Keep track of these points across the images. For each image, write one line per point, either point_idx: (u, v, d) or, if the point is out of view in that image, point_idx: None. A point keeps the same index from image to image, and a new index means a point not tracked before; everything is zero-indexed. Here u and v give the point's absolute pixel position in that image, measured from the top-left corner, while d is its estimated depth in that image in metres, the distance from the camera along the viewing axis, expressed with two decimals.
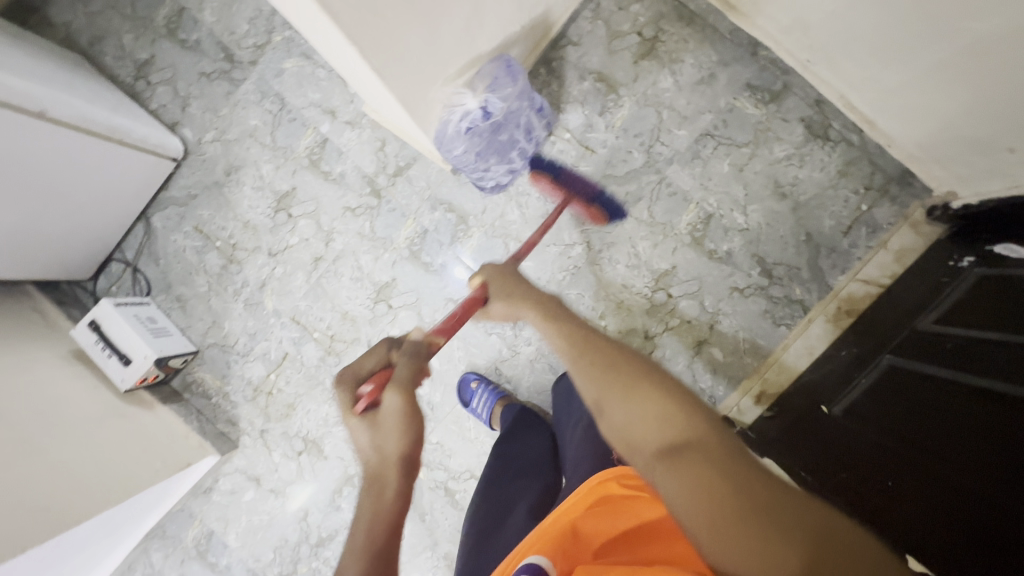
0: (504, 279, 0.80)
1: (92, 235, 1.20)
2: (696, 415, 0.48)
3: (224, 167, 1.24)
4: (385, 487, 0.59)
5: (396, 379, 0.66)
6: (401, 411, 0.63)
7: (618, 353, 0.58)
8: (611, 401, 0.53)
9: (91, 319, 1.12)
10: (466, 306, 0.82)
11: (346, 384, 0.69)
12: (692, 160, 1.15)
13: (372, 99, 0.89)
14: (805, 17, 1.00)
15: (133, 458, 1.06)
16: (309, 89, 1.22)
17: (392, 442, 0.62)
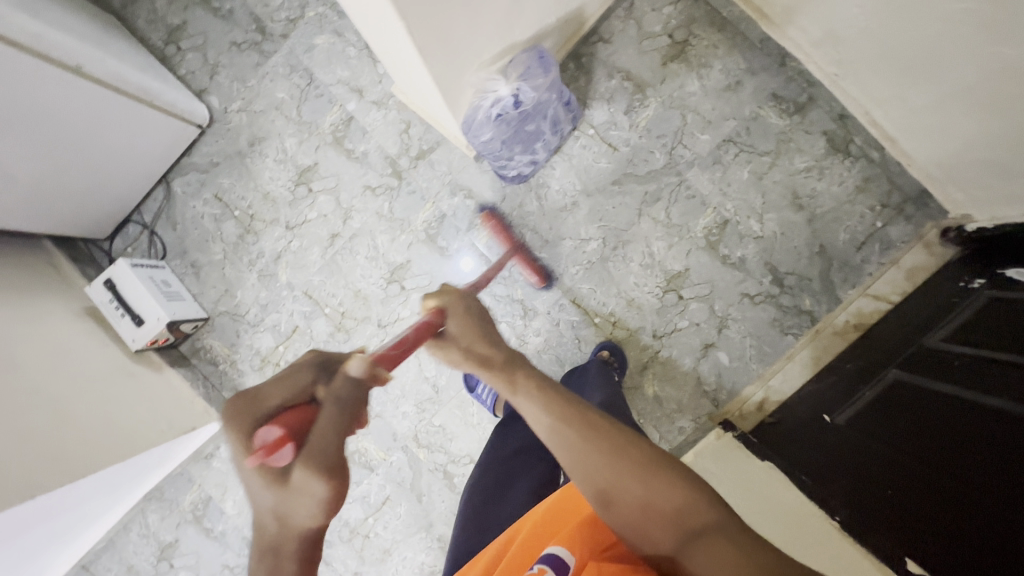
0: (460, 313, 0.67)
1: (113, 194, 1.21)
2: (700, 499, 0.51)
3: (248, 137, 1.25)
4: (284, 561, 0.47)
5: (314, 442, 0.45)
6: (318, 492, 0.44)
7: (608, 428, 0.57)
8: (622, 490, 0.53)
9: (106, 278, 1.13)
10: (421, 329, 0.66)
11: (240, 417, 0.47)
12: (713, 164, 1.16)
13: (407, 78, 0.89)
14: (837, 31, 1.01)
15: (140, 417, 1.07)
16: (338, 67, 1.22)
17: (301, 512, 0.46)
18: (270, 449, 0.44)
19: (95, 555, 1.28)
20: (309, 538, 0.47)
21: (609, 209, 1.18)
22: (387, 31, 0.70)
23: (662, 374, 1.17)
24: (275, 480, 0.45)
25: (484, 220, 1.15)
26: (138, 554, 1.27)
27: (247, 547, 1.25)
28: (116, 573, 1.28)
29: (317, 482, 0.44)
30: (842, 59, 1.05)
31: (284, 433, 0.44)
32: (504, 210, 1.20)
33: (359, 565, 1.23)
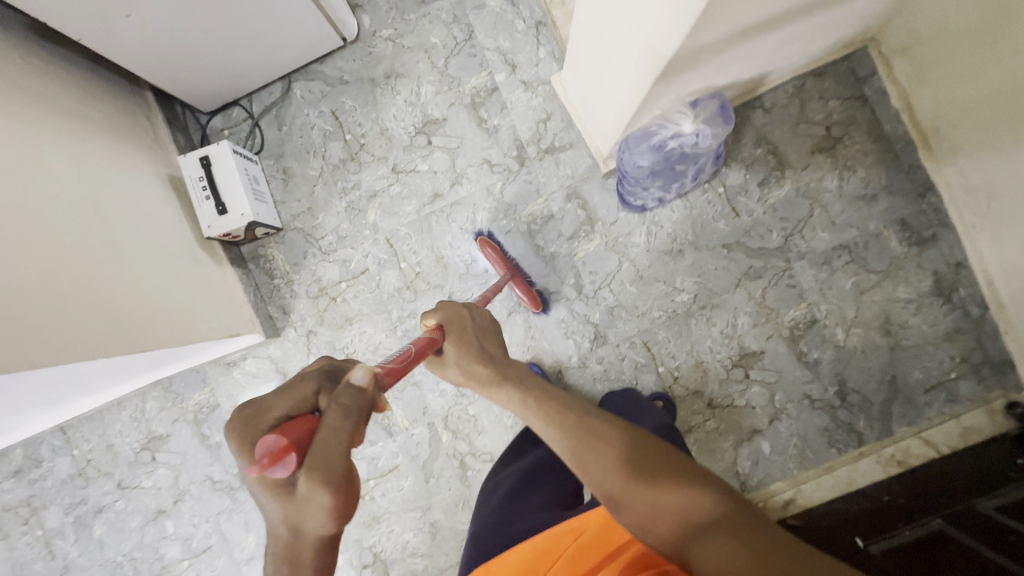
0: (461, 338, 0.68)
1: (235, 73, 1.15)
2: (698, 494, 0.53)
3: (387, 69, 1.20)
4: (302, 568, 0.49)
5: (315, 451, 0.48)
6: (324, 492, 0.47)
7: (612, 432, 0.58)
8: (623, 492, 0.55)
9: (204, 154, 1.08)
10: (422, 347, 0.67)
11: (253, 431, 0.50)
12: (822, 263, 1.16)
13: (609, 77, 0.87)
14: (994, 187, 1.01)
15: (196, 306, 1.00)
16: (501, 34, 1.19)
17: (314, 523, 0.47)
18: (271, 460, 0.46)
19: (77, 422, 1.21)
20: (324, 547, 0.49)
21: (710, 269, 1.17)
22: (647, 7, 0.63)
23: (703, 442, 1.17)
24: (282, 488, 0.47)
25: (478, 247, 1.14)
26: (122, 436, 1.21)
27: (237, 467, 1.20)
28: (93, 447, 1.21)
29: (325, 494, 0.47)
30: (987, 212, 1.05)
31: (291, 439, 0.47)
32: (611, 233, 1.18)
33: None
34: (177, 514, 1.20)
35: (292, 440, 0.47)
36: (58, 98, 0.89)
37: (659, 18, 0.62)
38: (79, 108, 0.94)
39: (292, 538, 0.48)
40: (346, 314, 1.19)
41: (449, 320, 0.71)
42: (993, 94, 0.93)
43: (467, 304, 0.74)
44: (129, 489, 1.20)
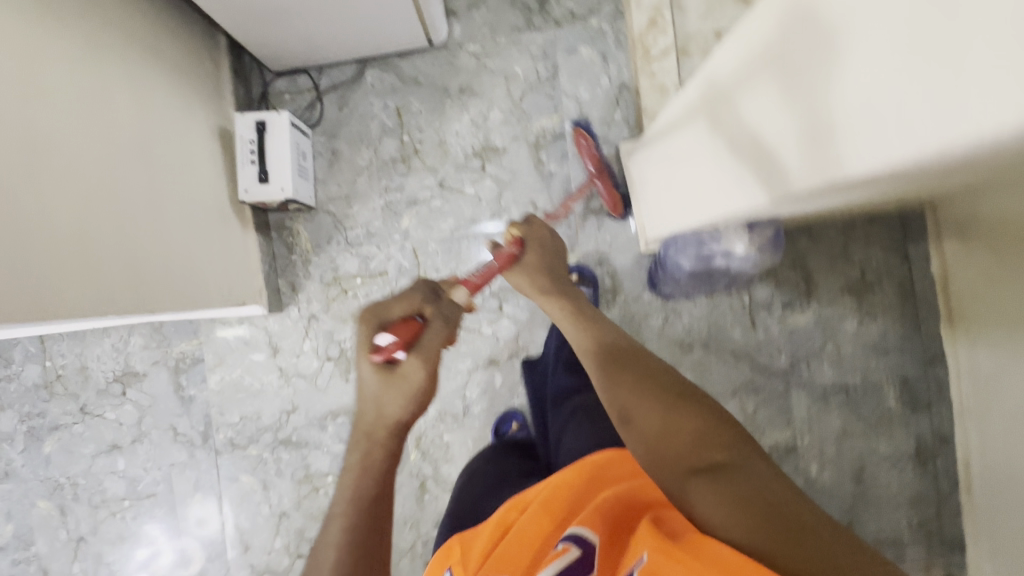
0: (537, 259, 0.88)
1: (314, 47, 1.12)
2: (716, 431, 0.56)
3: (463, 83, 1.19)
4: (375, 445, 0.67)
5: (423, 347, 0.69)
6: (416, 381, 0.68)
7: (652, 369, 0.67)
8: (640, 411, 0.61)
9: (261, 119, 1.05)
10: (502, 262, 0.86)
11: (374, 319, 0.69)
12: (817, 397, 1.18)
13: (682, 185, 0.86)
14: (993, 379, 1.03)
15: (212, 271, 0.99)
16: (583, 85, 1.18)
17: (393, 404, 0.68)
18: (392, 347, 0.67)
19: (58, 335, 1.19)
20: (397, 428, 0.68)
21: (713, 371, 1.18)
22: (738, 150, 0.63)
23: None
24: (384, 369, 0.68)
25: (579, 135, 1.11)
26: (99, 362, 1.19)
27: (203, 425, 1.19)
28: (67, 364, 1.19)
29: (419, 376, 0.68)
30: (987, 406, 1.06)
31: (401, 338, 0.68)
32: (630, 308, 1.19)
33: (290, 508, 1.19)
34: (131, 453, 1.19)
35: (405, 338, 0.68)
36: (140, 32, 0.87)
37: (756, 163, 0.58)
38: (161, 49, 0.91)
39: (376, 407, 0.68)
40: (353, 310, 1.19)
41: (528, 236, 0.90)
42: (1014, 297, 0.96)
43: (547, 231, 0.92)
44: (91, 416, 1.19)
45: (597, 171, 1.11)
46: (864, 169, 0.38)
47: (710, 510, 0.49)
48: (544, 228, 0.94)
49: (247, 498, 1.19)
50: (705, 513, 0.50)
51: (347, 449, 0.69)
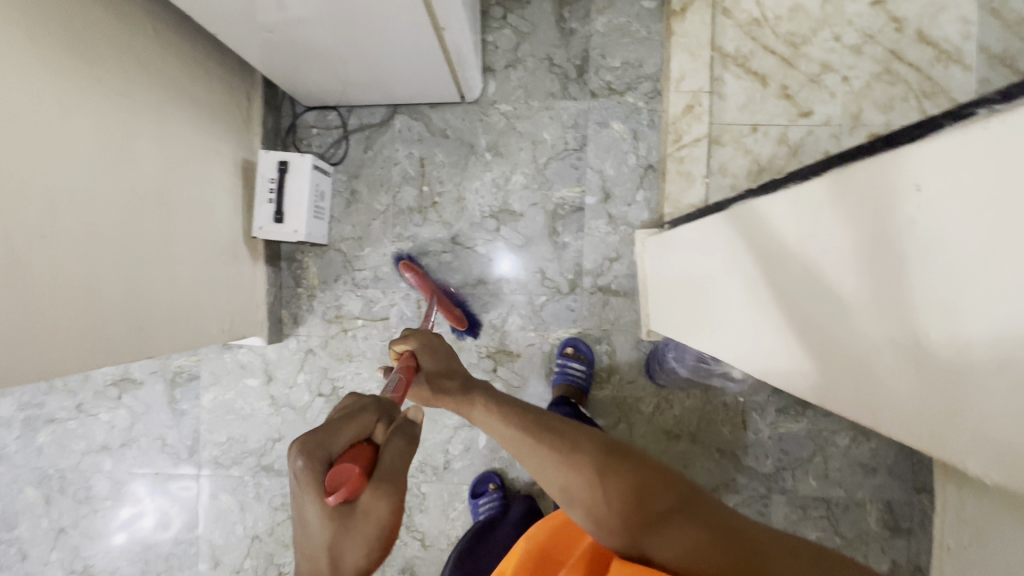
0: (433, 356, 0.77)
1: (348, 90, 1.12)
2: (660, 480, 0.52)
3: (490, 142, 1.19)
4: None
5: (392, 471, 0.46)
6: (390, 515, 0.43)
7: (565, 428, 0.59)
8: (578, 486, 0.52)
9: (284, 159, 1.06)
10: (404, 371, 0.72)
11: (307, 455, 0.44)
12: (798, 505, 1.17)
13: (689, 305, 0.88)
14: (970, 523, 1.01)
15: (215, 307, 1.01)
16: (610, 160, 1.17)
17: (357, 551, 0.41)
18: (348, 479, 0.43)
19: None
20: None
21: (698, 464, 1.18)
22: (748, 302, 0.65)
23: None
24: (339, 515, 0.42)
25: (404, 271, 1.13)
26: None
27: (191, 439, 1.22)
28: None
29: (384, 509, 0.43)
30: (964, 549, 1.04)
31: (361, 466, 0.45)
32: (623, 389, 1.18)
33: (263, 532, 1.21)
34: (119, 456, 1.22)
35: (362, 465, 0.45)
36: (175, 76, 0.89)
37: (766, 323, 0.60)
38: (193, 89, 0.93)
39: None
40: (350, 350, 1.20)
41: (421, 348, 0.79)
42: None
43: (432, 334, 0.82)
44: (86, 414, 1.22)
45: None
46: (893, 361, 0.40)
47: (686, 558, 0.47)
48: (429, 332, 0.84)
49: (223, 517, 1.22)
50: (680, 560, 0.47)
51: None
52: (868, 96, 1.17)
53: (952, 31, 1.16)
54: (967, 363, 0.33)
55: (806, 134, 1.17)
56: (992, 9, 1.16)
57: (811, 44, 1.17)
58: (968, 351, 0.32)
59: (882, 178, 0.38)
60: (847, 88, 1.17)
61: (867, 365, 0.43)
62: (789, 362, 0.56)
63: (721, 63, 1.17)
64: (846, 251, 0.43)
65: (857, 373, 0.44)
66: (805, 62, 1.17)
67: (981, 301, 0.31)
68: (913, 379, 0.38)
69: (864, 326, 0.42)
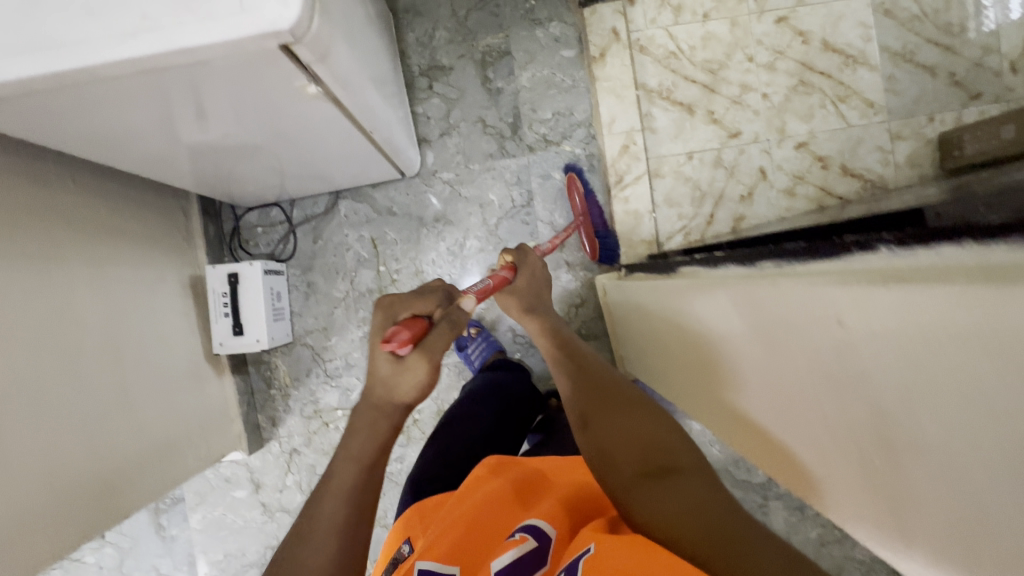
0: (531, 277, 0.83)
1: (286, 188, 1.11)
2: (671, 450, 0.59)
3: (438, 212, 1.19)
4: (380, 418, 0.55)
5: (438, 341, 0.55)
6: (431, 372, 0.54)
7: (602, 377, 0.69)
8: (600, 421, 0.63)
9: (233, 271, 1.04)
10: (498, 281, 0.79)
11: (384, 315, 0.59)
12: (795, 508, 1.21)
13: (657, 356, 0.92)
14: None
15: (188, 437, 0.98)
16: (559, 210, 1.19)
17: (406, 389, 0.54)
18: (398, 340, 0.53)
19: None
20: (408, 412, 0.55)
21: None
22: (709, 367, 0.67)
23: None
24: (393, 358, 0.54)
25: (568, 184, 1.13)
26: None
27: (187, 563, 1.18)
28: None
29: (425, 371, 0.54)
30: None
31: (412, 332, 0.55)
32: None
33: None
34: None
35: (413, 331, 0.55)
36: (101, 221, 0.86)
37: (734, 395, 0.63)
38: (123, 226, 0.91)
39: (384, 394, 0.54)
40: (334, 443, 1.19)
41: (523, 263, 0.84)
42: None
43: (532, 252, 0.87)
44: (70, 561, 1.17)
45: (583, 215, 1.12)
46: (852, 474, 0.43)
47: (649, 507, 0.53)
48: (540, 258, 0.88)
49: None
50: (649, 510, 0.53)
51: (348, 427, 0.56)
52: (789, 109, 1.22)
53: (854, 36, 1.22)
54: (912, 491, 0.36)
55: (738, 154, 1.22)
56: (885, 10, 1.22)
57: (727, 68, 1.21)
58: (911, 481, 0.36)
59: (817, 302, 0.40)
60: (768, 104, 1.22)
61: (831, 462, 0.46)
62: (764, 440, 0.59)
63: (648, 99, 1.20)
64: (797, 366, 0.45)
65: (820, 475, 0.48)
66: (725, 86, 1.21)
67: (917, 443, 0.34)
68: (865, 491, 0.42)
69: (822, 435, 0.46)
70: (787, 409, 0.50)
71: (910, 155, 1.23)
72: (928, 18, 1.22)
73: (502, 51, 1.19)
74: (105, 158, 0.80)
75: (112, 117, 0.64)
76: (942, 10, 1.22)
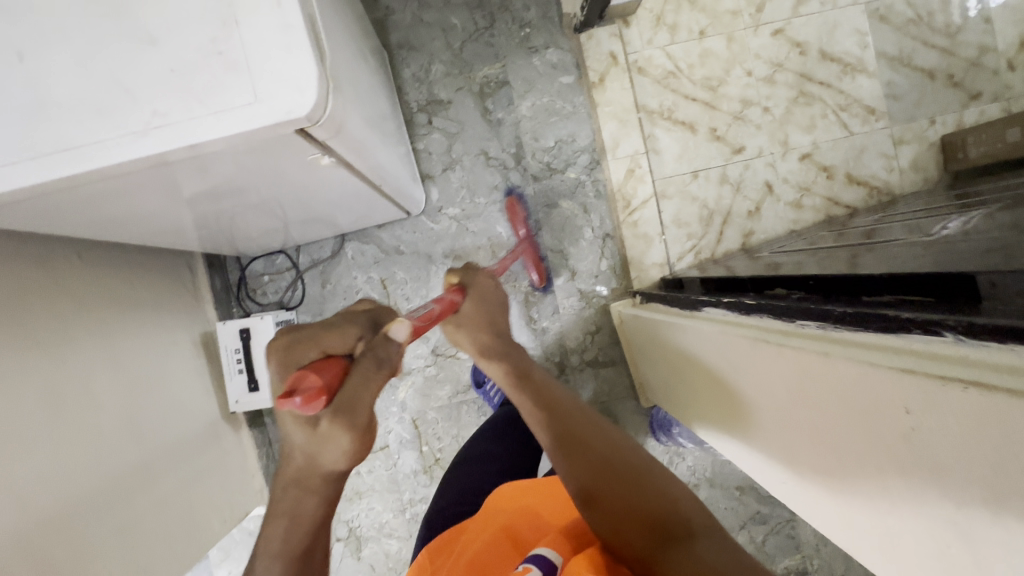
0: (484, 296, 0.73)
1: (292, 236, 1.09)
2: (680, 517, 0.51)
3: (446, 248, 1.17)
4: (305, 493, 0.51)
5: (354, 399, 0.46)
6: (357, 436, 0.47)
7: (581, 431, 0.61)
8: (601, 492, 0.55)
9: (245, 327, 1.03)
10: (444, 305, 0.69)
11: (281, 356, 0.50)
12: None
13: (683, 391, 0.91)
14: None
15: (211, 501, 0.96)
16: (568, 238, 1.18)
17: (330, 456, 0.48)
18: (306, 395, 0.44)
19: None
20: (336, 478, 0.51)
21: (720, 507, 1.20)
22: (750, 413, 0.66)
23: None
24: (304, 421, 0.47)
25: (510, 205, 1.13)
26: None
27: None
28: None
29: (344, 435, 0.47)
30: None
31: (319, 388, 0.45)
32: None
33: None
34: None
35: (322, 382, 0.45)
36: (107, 293, 0.85)
37: (776, 447, 0.61)
38: (129, 296, 0.89)
39: (306, 464, 0.49)
40: (356, 488, 1.19)
41: (470, 284, 0.75)
42: None
43: (486, 270, 0.78)
44: None
45: (524, 236, 1.12)
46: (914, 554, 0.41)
47: None
48: (490, 273, 0.78)
49: None
50: None
51: (276, 489, 0.52)
52: (791, 121, 1.22)
53: (851, 43, 1.22)
54: None
55: (743, 169, 1.21)
56: (880, 15, 1.22)
57: (727, 84, 1.20)
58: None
59: (872, 389, 0.39)
60: (770, 117, 1.21)
61: (888, 538, 0.44)
62: (809, 497, 0.57)
63: (649, 120, 1.19)
64: (856, 441, 0.43)
65: (878, 546, 0.46)
66: (726, 102, 1.21)
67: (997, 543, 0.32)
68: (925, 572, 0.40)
69: (880, 509, 0.44)
70: (839, 476, 0.48)
71: (914, 159, 1.23)
72: (923, 21, 1.21)
73: (500, 81, 1.18)
74: (111, 234, 0.78)
75: (119, 202, 0.62)
76: (937, 13, 1.21)
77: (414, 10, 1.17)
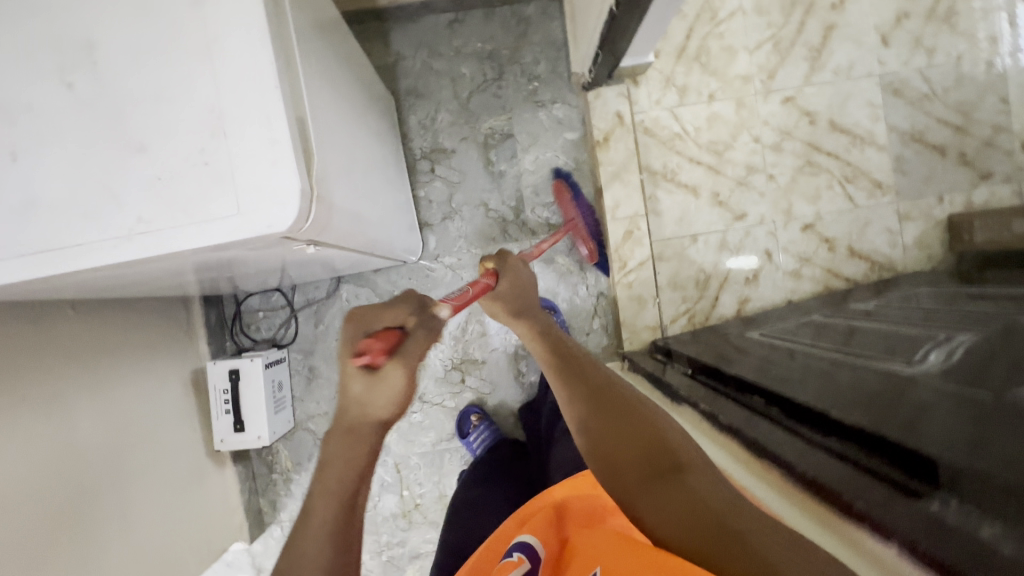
0: (520, 284, 0.73)
1: (288, 278, 1.11)
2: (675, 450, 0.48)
3: (439, 296, 1.18)
4: (357, 445, 0.49)
5: (409, 352, 0.50)
6: (409, 381, 0.50)
7: (592, 379, 0.60)
8: (591, 422, 0.54)
9: (234, 368, 1.04)
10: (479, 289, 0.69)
11: (355, 327, 0.52)
12: None
13: None
14: None
15: (190, 541, 0.97)
16: (562, 294, 1.18)
17: (379, 403, 0.49)
18: (374, 354, 0.48)
19: None
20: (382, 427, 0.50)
21: None
22: None
23: None
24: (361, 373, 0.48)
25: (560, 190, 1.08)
26: None
27: None
28: None
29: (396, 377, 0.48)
30: None
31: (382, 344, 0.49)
32: None
33: None
34: None
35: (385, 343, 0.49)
36: (99, 339, 0.86)
37: None
38: (121, 339, 0.91)
39: (359, 416, 0.49)
40: None
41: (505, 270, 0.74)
42: None
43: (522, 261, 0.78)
44: None
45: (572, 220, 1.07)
46: None
47: (658, 520, 0.42)
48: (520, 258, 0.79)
49: None
50: (660, 524, 0.41)
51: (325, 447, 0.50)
52: (795, 191, 1.21)
53: (862, 115, 1.21)
54: None
55: (743, 236, 1.20)
56: (894, 89, 1.20)
57: (733, 149, 1.20)
58: None
59: None
60: (775, 185, 1.21)
61: None
62: None
63: (652, 181, 1.19)
64: None
65: None
66: (730, 167, 1.20)
67: None
68: None
69: None
70: None
71: None
72: (938, 97, 1.19)
73: (505, 133, 1.18)
74: (110, 291, 0.80)
75: (107, 279, 0.64)
76: (954, 89, 1.19)
77: (424, 58, 1.18)
